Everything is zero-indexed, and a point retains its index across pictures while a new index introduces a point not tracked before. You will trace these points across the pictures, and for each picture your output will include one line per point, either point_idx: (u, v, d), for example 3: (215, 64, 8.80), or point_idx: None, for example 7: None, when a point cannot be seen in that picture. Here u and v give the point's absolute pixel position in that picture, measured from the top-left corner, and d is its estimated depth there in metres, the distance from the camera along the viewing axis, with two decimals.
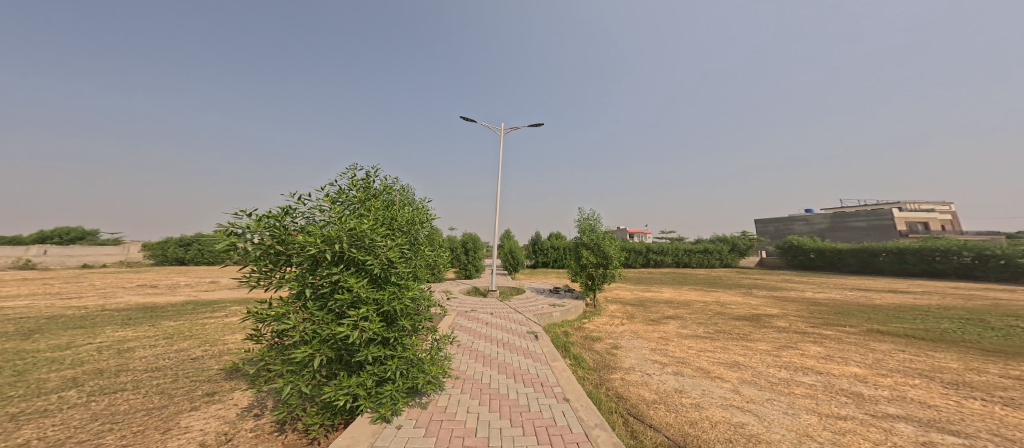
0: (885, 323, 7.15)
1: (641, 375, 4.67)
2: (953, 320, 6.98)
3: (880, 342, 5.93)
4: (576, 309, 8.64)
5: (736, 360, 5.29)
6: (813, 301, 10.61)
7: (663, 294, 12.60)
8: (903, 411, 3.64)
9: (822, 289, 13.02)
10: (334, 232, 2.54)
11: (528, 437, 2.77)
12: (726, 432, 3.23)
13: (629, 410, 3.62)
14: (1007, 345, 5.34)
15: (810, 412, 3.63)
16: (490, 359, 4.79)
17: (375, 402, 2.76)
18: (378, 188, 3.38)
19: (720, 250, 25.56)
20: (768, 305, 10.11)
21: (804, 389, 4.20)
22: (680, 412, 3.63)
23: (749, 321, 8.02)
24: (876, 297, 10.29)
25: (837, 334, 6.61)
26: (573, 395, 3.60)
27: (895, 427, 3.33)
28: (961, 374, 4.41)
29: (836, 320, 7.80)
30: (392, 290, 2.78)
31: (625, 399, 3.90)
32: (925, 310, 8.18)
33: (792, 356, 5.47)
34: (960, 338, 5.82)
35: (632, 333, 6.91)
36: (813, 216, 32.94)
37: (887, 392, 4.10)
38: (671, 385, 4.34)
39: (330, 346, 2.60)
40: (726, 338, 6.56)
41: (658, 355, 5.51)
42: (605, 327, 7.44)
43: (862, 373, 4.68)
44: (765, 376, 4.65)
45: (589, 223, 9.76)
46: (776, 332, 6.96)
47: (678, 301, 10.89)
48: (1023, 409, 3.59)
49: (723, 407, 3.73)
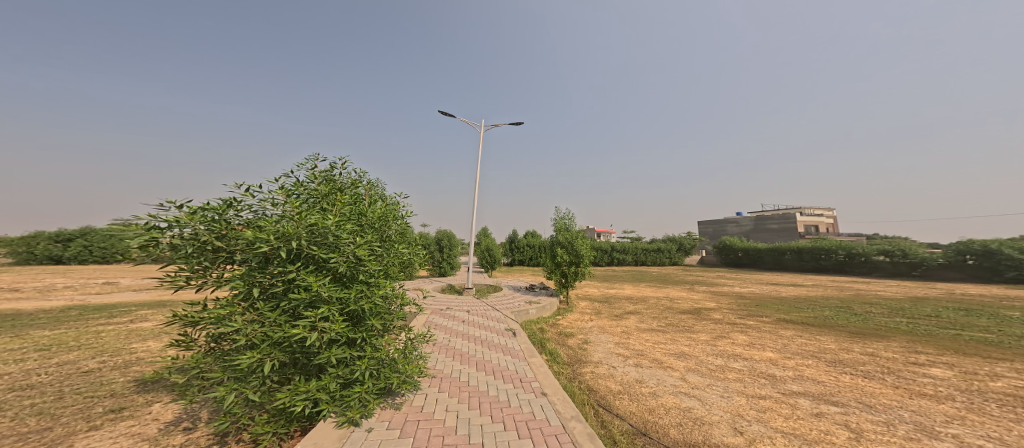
0: (788, 312, 8.29)
1: (608, 368, 4.99)
2: (831, 309, 8.24)
3: (787, 329, 6.86)
4: (550, 306, 8.90)
5: (683, 351, 5.80)
6: (739, 294, 11.91)
7: (625, 290, 13.41)
8: (816, 387, 4.27)
9: (745, 284, 14.71)
10: (290, 228, 2.28)
11: (510, 432, 2.84)
12: (677, 417, 3.56)
13: (598, 402, 3.85)
14: (866, 327, 6.44)
15: (740, 394, 4.12)
16: (471, 358, 4.80)
17: (341, 405, 2.63)
18: (343, 181, 3.10)
19: (670, 249, 27.57)
20: (707, 299, 11.21)
21: (736, 374, 4.76)
22: (641, 400, 3.94)
23: (692, 314, 8.85)
24: (783, 290, 11.91)
25: (757, 323, 7.54)
26: (550, 389, 3.77)
27: (798, 401, 3.90)
28: (851, 352, 5.24)
29: (756, 311, 8.87)
30: (360, 289, 2.60)
31: (595, 391, 4.14)
32: (815, 299, 9.65)
33: (725, 344, 6.13)
34: (834, 322, 6.92)
35: (599, 328, 7.31)
36: (739, 219, 36.60)
37: (791, 372, 4.77)
38: (633, 376, 4.68)
39: (286, 350, 2.36)
40: (676, 330, 7.15)
41: (621, 349, 5.89)
42: (577, 323, 7.78)
43: (774, 356, 5.39)
44: (706, 364, 5.18)
45: (565, 222, 10.11)
46: (713, 323, 7.76)
47: (637, 297, 11.70)
48: (873, 379, 4.34)
49: (674, 394, 4.11)
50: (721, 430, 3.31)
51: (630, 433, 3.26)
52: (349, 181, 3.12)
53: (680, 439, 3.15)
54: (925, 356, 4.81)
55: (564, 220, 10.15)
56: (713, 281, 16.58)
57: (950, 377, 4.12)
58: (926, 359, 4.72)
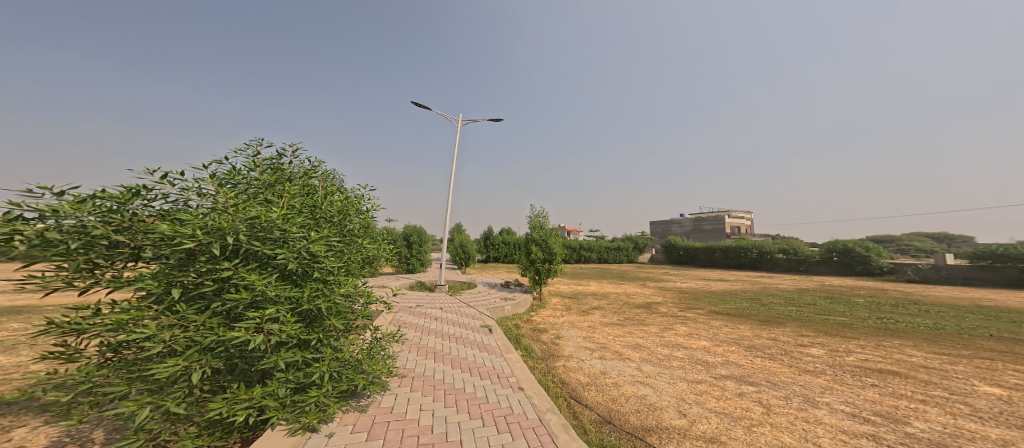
0: (718, 304, 9.27)
1: (577, 361, 5.16)
2: (746, 300, 9.36)
3: (719, 319, 7.64)
4: (525, 303, 9.04)
5: (638, 343, 6.19)
6: (680, 289, 12.98)
7: (591, 287, 14.04)
8: (749, 369, 4.74)
9: (683, 279, 16.16)
10: (223, 222, 2.00)
11: (488, 428, 2.87)
12: (636, 404, 3.75)
13: (570, 394, 3.96)
14: (773, 315, 7.39)
15: (684, 380, 4.43)
16: (446, 356, 4.70)
17: (294, 412, 2.40)
18: (296, 169, 2.72)
19: (627, 247, 29.09)
20: (655, 294, 12.13)
21: (679, 362, 5.16)
22: (605, 390, 4.10)
23: (644, 308, 9.50)
24: (713, 284, 13.33)
25: (694, 315, 8.31)
26: (526, 384, 3.87)
27: (725, 384, 4.28)
28: (774, 337, 5.89)
29: (694, 304, 9.78)
30: (315, 288, 2.39)
31: (568, 384, 4.25)
32: (735, 292, 10.95)
33: (671, 335, 6.66)
34: (750, 312, 7.88)
35: (569, 323, 7.57)
36: (681, 220, 39.80)
37: (720, 358, 5.29)
38: (598, 368, 4.87)
39: (221, 356, 2.12)
40: (632, 324, 7.60)
41: (588, 342, 6.15)
42: (549, 319, 7.99)
43: (707, 345, 5.96)
44: (656, 353, 5.57)
45: (539, 220, 10.24)
46: (661, 316, 8.41)
47: (602, 293, 12.31)
48: (773, 359, 5.04)
49: (632, 383, 4.33)
50: (669, 413, 3.53)
51: (597, 421, 3.37)
52: (305, 170, 2.75)
53: (640, 425, 3.29)
54: (806, 338, 5.67)
55: (539, 218, 10.28)
56: (663, 278, 17.83)
57: (822, 354, 4.92)
58: (791, 337, 5.79)
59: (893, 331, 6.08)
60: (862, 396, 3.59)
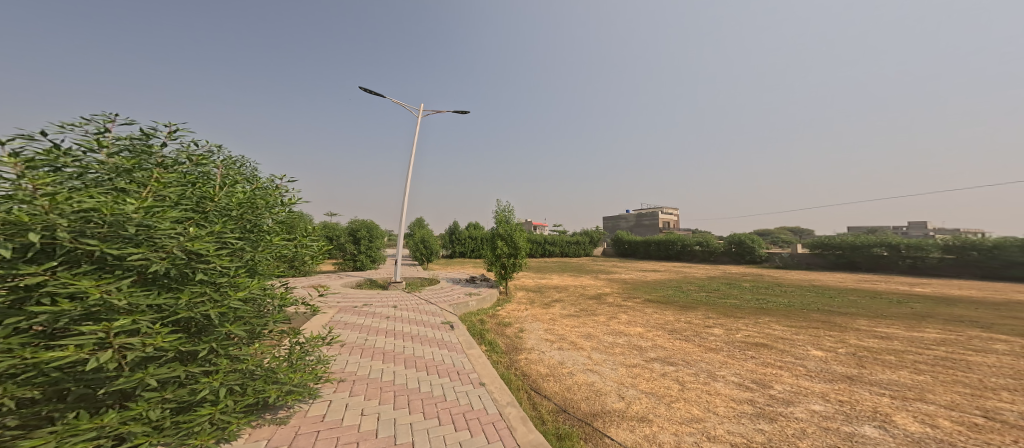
0: (652, 292, 10.15)
1: (538, 353, 5.22)
2: (672, 288, 10.40)
3: (654, 306, 8.34)
4: (490, 298, 8.88)
5: (590, 332, 6.44)
6: (625, 280, 13.85)
7: (554, 280, 14.44)
8: (680, 351, 5.16)
9: (625, 271, 17.38)
10: (22, 217, 1.36)
11: (445, 427, 2.75)
12: (585, 391, 3.88)
13: (531, 386, 3.99)
14: (692, 301, 8.27)
15: (626, 365, 4.69)
16: (397, 356, 4.32)
17: (177, 435, 1.86)
18: (173, 156, 2.08)
19: (583, 242, 30.19)
20: (603, 285, 12.87)
21: (622, 348, 5.47)
22: (560, 380, 4.19)
23: (595, 299, 10.01)
24: (649, 275, 14.58)
25: (634, 303, 9.00)
26: (487, 379, 3.79)
27: (654, 365, 4.64)
28: (703, 320, 6.50)
29: (635, 293, 10.56)
30: (198, 291, 1.86)
31: (528, 376, 4.29)
32: (667, 281, 12.06)
33: (616, 323, 7.08)
34: (677, 299, 8.74)
35: (532, 317, 7.62)
36: (626, 216, 42.54)
37: (648, 341, 5.77)
38: (556, 359, 4.95)
39: (37, 384, 1.48)
40: (586, 315, 7.91)
41: (548, 335, 6.23)
42: (515, 313, 7.96)
43: (642, 331, 6.45)
44: (603, 341, 5.85)
45: (504, 214, 10.07)
46: (609, 306, 8.93)
47: (561, 286, 12.71)
48: (685, 339, 5.67)
49: (583, 371, 4.48)
50: (611, 397, 3.71)
51: (554, 411, 3.40)
52: (186, 158, 2.12)
53: (590, 411, 3.39)
54: (711, 320, 6.49)
55: (504, 213, 10.11)
56: (609, 269, 19.03)
57: (721, 333, 5.68)
58: (698, 320, 6.55)
59: (764, 308, 7.20)
60: (744, 367, 4.23)
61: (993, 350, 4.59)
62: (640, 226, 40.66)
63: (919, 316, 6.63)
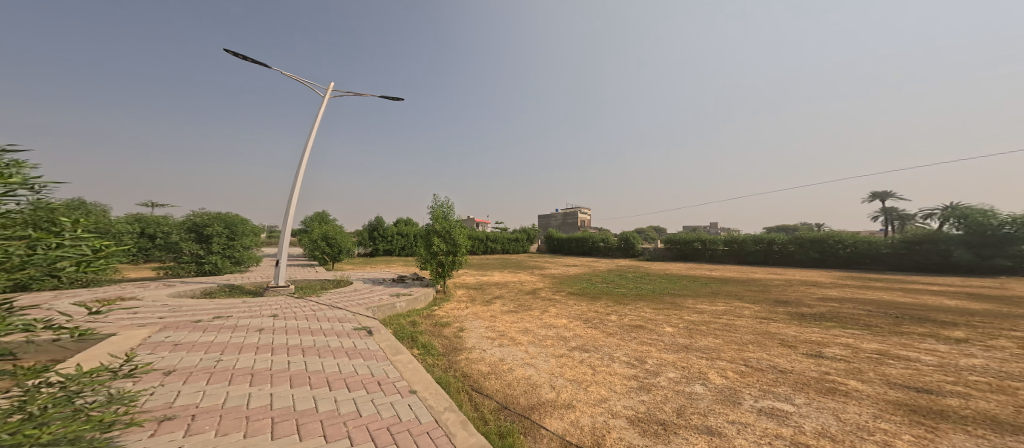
0: (576, 286, 10.69)
1: (480, 351, 4.83)
2: (595, 281, 11.11)
3: (580, 298, 8.74)
4: (425, 297, 8.35)
5: (527, 326, 6.15)
6: (553, 275, 14.52)
7: (495, 277, 14.28)
8: (592, 338, 5.48)
9: (555, 266, 18.15)
10: None
11: (362, 446, 2.39)
12: (523, 386, 3.74)
13: (471, 386, 3.70)
14: (610, 292, 8.93)
15: (563, 357, 4.65)
16: (280, 376, 3.46)
17: None
18: None
19: (520, 239, 30.79)
20: (537, 280, 13.15)
21: (556, 339, 5.46)
22: (500, 377, 3.97)
23: (532, 292, 10.05)
24: (575, 269, 15.46)
25: (561, 296, 9.34)
26: (421, 386, 3.37)
27: (575, 354, 4.74)
28: (606, 310, 7.17)
29: (564, 286, 10.99)
30: None
31: (469, 376, 3.95)
32: (589, 275, 12.90)
33: (551, 315, 7.09)
34: (600, 291, 9.30)
35: (474, 315, 7.12)
36: (557, 214, 44.90)
37: (577, 331, 5.91)
38: (497, 356, 4.65)
39: None
40: (523, 310, 7.58)
41: (490, 331, 5.85)
42: (452, 312, 7.43)
43: (567, 321, 6.60)
44: (540, 333, 5.72)
45: (442, 210, 9.72)
46: (543, 298, 9.05)
47: (502, 282, 12.56)
48: (596, 326, 6.17)
49: (522, 366, 4.30)
50: (544, 389, 3.67)
51: (496, 409, 3.24)
52: None
53: (527, 404, 3.33)
54: (625, 309, 7.02)
55: (442, 208, 9.75)
56: (542, 266, 19.70)
57: (629, 320, 6.18)
58: (600, 309, 7.28)
59: (639, 295, 8.33)
60: (631, 347, 4.86)
61: (741, 314, 6.22)
62: (565, 224, 43.63)
63: (713, 293, 8.54)
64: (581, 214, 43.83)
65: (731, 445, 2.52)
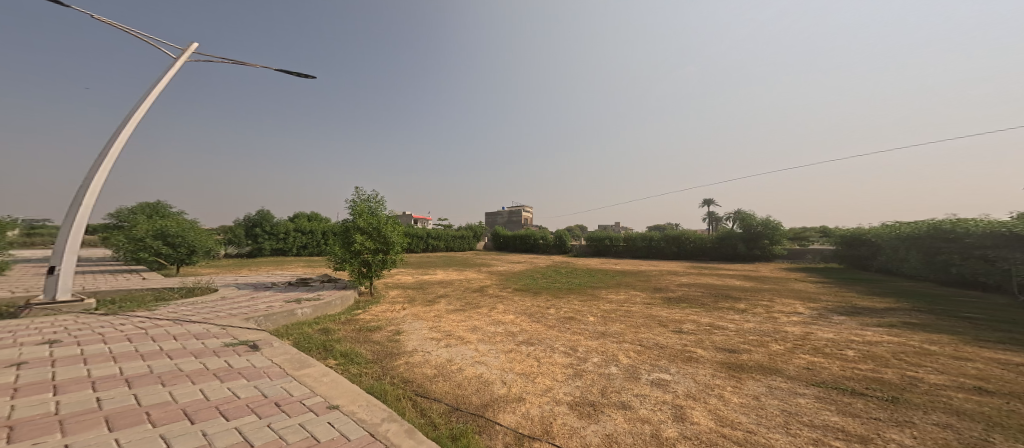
0: (520, 283, 10.91)
1: (423, 354, 4.55)
2: (537, 278, 11.44)
3: (524, 295, 8.91)
4: (338, 301, 7.27)
5: (475, 325, 6.13)
6: (501, 272, 14.77)
7: (438, 276, 13.83)
8: (535, 332, 5.63)
9: (501, 264, 18.37)
10: None
11: None
12: (476, 384, 3.52)
13: (414, 392, 3.32)
14: (553, 288, 9.28)
15: (513, 352, 4.62)
16: (81, 422, 2.13)
17: None
18: None
19: (466, 236, 30.55)
20: (484, 278, 13.15)
21: (504, 335, 5.44)
22: (449, 377, 3.72)
23: (479, 291, 9.97)
24: (520, 266, 15.80)
25: (507, 293, 9.44)
26: (344, 401, 2.66)
27: (521, 348, 4.79)
28: (546, 304, 7.50)
29: (511, 283, 11.14)
30: None
31: (411, 382, 3.60)
32: (532, 271, 13.28)
33: (500, 312, 7.09)
34: (544, 287, 9.59)
35: (412, 317, 6.77)
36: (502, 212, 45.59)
37: (521, 327, 5.99)
38: (444, 357, 4.43)
39: None
40: (469, 309, 7.48)
41: (433, 332, 5.61)
42: (384, 314, 6.99)
43: (514, 317, 6.67)
44: (488, 331, 5.68)
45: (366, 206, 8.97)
46: (490, 296, 9.03)
47: (446, 281, 12.22)
48: (538, 320, 6.42)
49: (472, 364, 4.12)
50: (496, 386, 3.51)
51: (446, 412, 2.92)
52: None
53: (480, 402, 3.11)
54: (567, 304, 7.29)
55: (366, 204, 9.00)
56: (488, 263, 19.79)
57: (568, 315, 6.41)
58: (542, 304, 7.60)
59: (573, 290, 8.80)
60: (566, 338, 5.14)
61: (633, 300, 7.26)
62: (511, 222, 44.49)
63: (617, 283, 9.54)
64: (523, 212, 44.62)
65: (635, 414, 2.87)
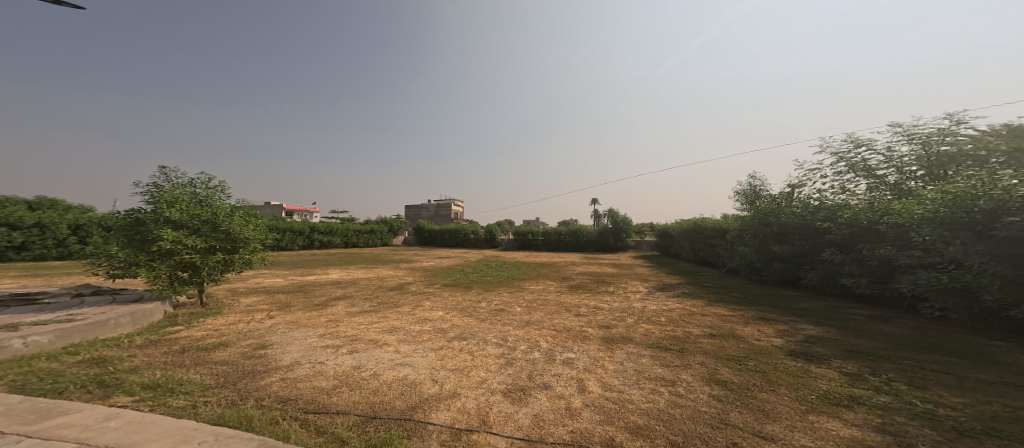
0: (443, 280, 10.62)
1: (313, 365, 3.79)
2: (457, 275, 11.19)
3: (449, 292, 8.67)
4: (131, 320, 4.72)
5: (394, 326, 5.69)
6: (426, 268, 14.17)
7: (331, 274, 12.15)
8: (468, 326, 5.67)
9: (423, 260, 17.58)
10: None
11: None
12: (399, 388, 3.34)
13: (304, 410, 2.81)
14: (480, 283, 9.26)
15: (446, 349, 4.59)
16: None
17: None
18: None
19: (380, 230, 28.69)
20: (406, 275, 12.42)
21: (430, 334, 5.27)
22: (361, 386, 3.32)
23: (397, 289, 9.32)
24: (443, 263, 15.38)
25: (433, 290, 9.11)
26: (167, 443, 2.07)
27: (452, 344, 4.80)
28: (477, 297, 7.65)
29: (436, 279, 10.79)
30: None
31: (294, 400, 2.97)
32: (457, 267, 13.06)
33: (423, 311, 6.78)
34: (469, 283, 9.49)
35: (285, 324, 5.39)
36: (427, 205, 43.94)
37: (448, 324, 5.84)
38: (349, 364, 3.88)
39: None
40: (386, 308, 6.98)
41: (327, 340, 4.71)
42: (236, 327, 5.13)
43: (443, 314, 6.52)
44: (409, 332, 5.37)
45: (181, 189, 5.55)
46: (411, 294, 8.57)
47: (346, 280, 10.70)
48: (470, 314, 6.47)
49: (392, 368, 3.85)
50: (427, 385, 3.45)
51: (358, 423, 2.67)
52: None
53: (408, 405, 2.97)
54: (491, 300, 7.26)
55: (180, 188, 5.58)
56: (409, 259, 18.75)
57: (491, 312, 6.29)
58: (474, 298, 7.67)
59: (497, 284, 8.85)
60: (498, 329, 5.26)
61: (552, 288, 7.85)
62: (436, 216, 43.15)
63: (544, 276, 9.91)
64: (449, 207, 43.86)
65: (550, 389, 3.18)
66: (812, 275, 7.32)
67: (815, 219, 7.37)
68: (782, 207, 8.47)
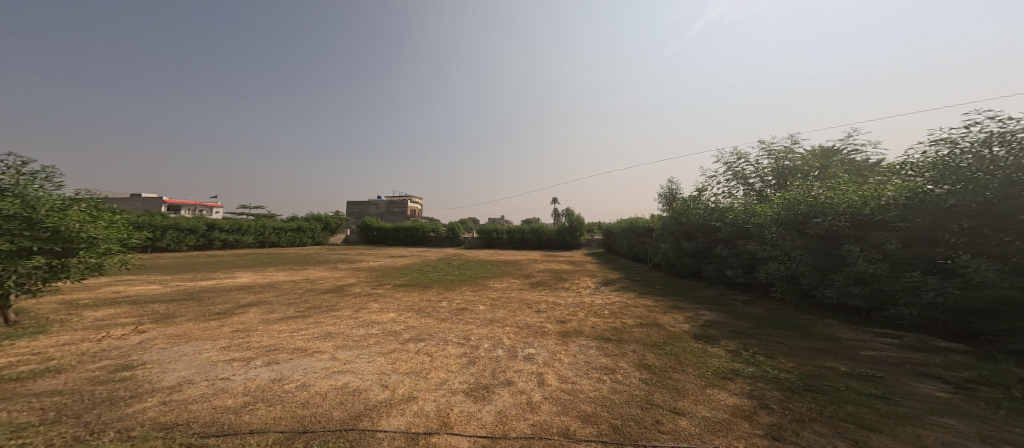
0: (396, 280, 10.25)
1: (211, 383, 3.37)
2: (407, 275, 10.81)
3: (401, 293, 8.38)
4: None
5: (329, 332, 5.33)
6: (373, 268, 13.49)
7: (241, 276, 10.86)
8: (426, 327, 5.54)
9: (372, 260, 16.76)
10: None
11: None
12: (337, 397, 3.15)
13: (200, 434, 2.50)
14: (437, 283, 9.07)
15: (403, 351, 4.46)
16: None
17: None
18: None
19: (312, 228, 26.70)
20: (349, 276, 11.72)
21: (378, 338, 5.04)
22: (285, 400, 3.07)
23: (334, 292, 8.74)
24: (395, 263, 14.81)
25: (386, 290, 8.78)
26: None
27: (412, 346, 4.66)
28: (437, 297, 7.50)
29: (387, 280, 10.38)
30: None
31: (184, 425, 2.62)
32: (410, 267, 12.67)
33: (367, 315, 6.46)
34: (425, 283, 9.26)
35: (155, 339, 4.64)
36: (379, 203, 41.96)
37: (401, 327, 5.65)
38: (267, 377, 3.56)
39: None
40: (316, 313, 6.48)
41: (233, 353, 4.24)
42: (81, 346, 4.29)
43: (396, 317, 6.29)
44: (350, 337, 5.08)
45: None
46: (354, 297, 8.12)
47: (262, 283, 9.65)
48: (426, 314, 6.33)
49: (327, 377, 3.61)
50: (375, 391, 3.31)
51: (285, 439, 2.48)
52: None
53: (349, 415, 2.83)
54: (443, 301, 7.11)
55: None
56: (352, 259, 17.73)
57: (450, 314, 6.13)
58: (432, 298, 7.51)
59: (452, 284, 8.73)
60: (457, 329, 5.23)
61: (513, 286, 7.95)
62: (388, 213, 41.31)
63: (503, 274, 9.98)
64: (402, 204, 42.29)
65: (511, 384, 3.25)
66: (710, 268, 8.10)
67: (711, 219, 8.14)
68: (691, 208, 9.20)
